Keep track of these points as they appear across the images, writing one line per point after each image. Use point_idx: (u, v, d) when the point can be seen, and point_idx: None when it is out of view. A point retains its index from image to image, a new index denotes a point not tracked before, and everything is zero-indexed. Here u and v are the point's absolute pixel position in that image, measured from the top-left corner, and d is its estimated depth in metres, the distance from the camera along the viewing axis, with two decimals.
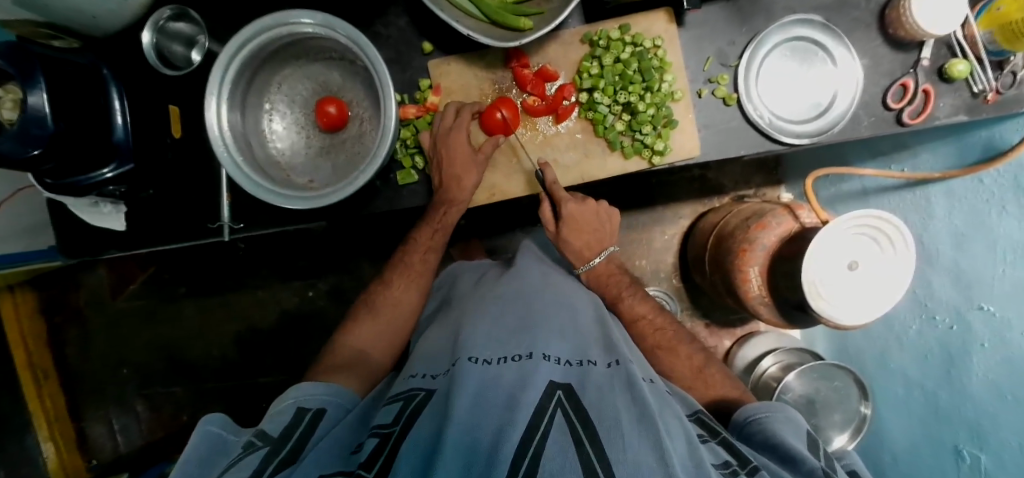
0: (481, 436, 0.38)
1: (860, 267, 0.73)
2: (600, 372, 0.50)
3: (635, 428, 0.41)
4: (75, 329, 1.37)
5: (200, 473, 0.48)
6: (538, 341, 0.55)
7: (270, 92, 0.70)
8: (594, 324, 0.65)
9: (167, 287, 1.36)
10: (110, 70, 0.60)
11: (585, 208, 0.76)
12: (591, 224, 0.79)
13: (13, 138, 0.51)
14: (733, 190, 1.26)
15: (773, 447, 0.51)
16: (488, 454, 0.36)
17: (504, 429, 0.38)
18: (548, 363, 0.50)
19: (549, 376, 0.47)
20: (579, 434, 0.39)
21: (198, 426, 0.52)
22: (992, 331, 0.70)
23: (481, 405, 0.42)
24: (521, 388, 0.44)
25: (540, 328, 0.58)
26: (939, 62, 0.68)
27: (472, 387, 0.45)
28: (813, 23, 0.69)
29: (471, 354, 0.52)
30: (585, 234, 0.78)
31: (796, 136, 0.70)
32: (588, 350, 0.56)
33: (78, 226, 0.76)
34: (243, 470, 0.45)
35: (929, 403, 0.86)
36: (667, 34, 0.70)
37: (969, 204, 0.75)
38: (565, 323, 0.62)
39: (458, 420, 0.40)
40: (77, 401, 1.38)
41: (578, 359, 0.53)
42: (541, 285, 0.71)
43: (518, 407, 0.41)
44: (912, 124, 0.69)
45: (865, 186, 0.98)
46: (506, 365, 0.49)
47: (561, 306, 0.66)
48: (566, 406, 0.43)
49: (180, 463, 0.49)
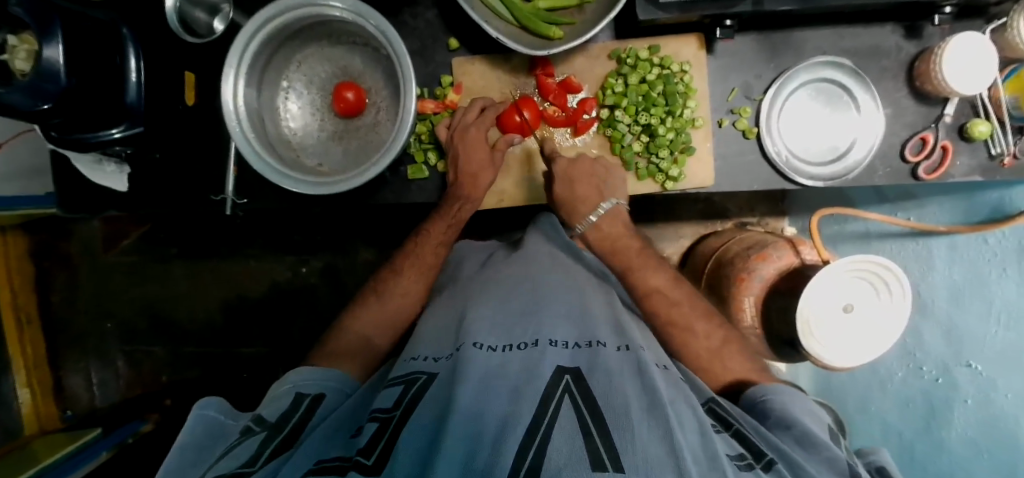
0: (486, 424, 0.38)
1: (854, 310, 0.73)
2: (608, 355, 0.49)
3: (644, 416, 0.39)
4: (63, 276, 1.36)
5: (195, 455, 0.48)
6: (542, 328, 0.54)
7: (289, 70, 0.69)
8: (605, 309, 0.63)
9: (161, 246, 1.35)
10: (129, 30, 0.57)
11: (578, 162, 0.71)
12: (589, 174, 0.72)
13: (23, 90, 0.49)
14: (737, 216, 1.26)
15: (788, 427, 0.50)
16: (493, 442, 0.36)
17: (509, 417, 0.38)
18: (555, 349, 0.50)
19: (557, 362, 0.47)
20: (587, 423, 0.38)
21: (193, 411, 0.52)
22: (980, 390, 0.72)
23: (484, 394, 0.42)
24: (526, 379, 0.44)
25: (543, 313, 0.57)
26: (962, 119, 0.68)
27: (477, 374, 0.44)
28: (842, 65, 0.68)
29: (476, 340, 0.51)
30: (580, 184, 0.71)
31: (810, 178, 0.70)
32: (596, 331, 0.55)
33: (79, 181, 0.75)
34: (239, 457, 0.44)
35: (904, 451, 0.88)
36: (696, 60, 0.70)
37: (971, 261, 0.76)
38: (573, 307, 0.60)
39: (463, 408, 0.39)
40: (57, 349, 1.36)
41: (586, 341, 0.53)
42: (551, 266, 0.70)
43: (523, 398, 0.41)
44: (927, 179, 0.68)
45: (869, 229, 0.98)
46: (512, 352, 0.49)
47: (569, 292, 0.64)
48: (573, 393, 0.42)
49: (176, 451, 0.48)
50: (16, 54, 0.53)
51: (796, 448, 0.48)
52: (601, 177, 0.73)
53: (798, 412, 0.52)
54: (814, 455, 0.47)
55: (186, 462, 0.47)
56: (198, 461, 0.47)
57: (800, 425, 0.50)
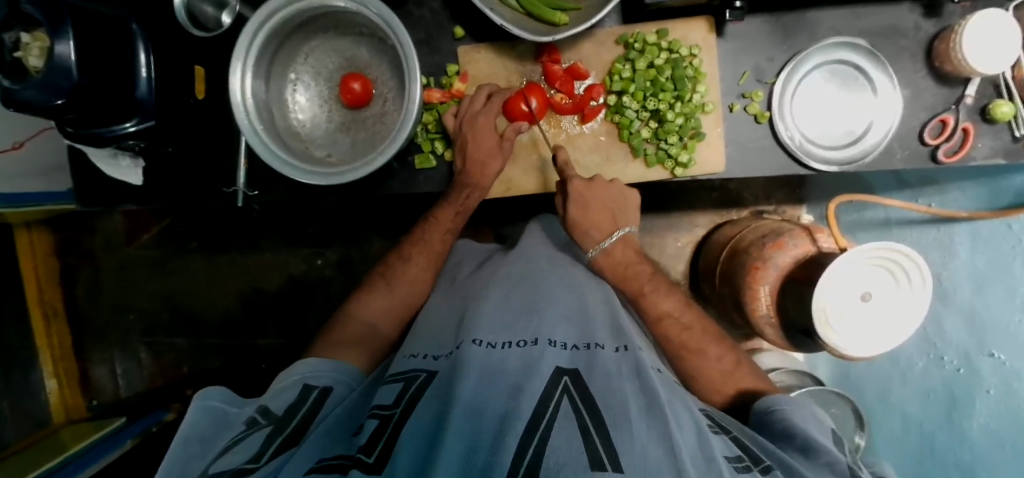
0: (485, 421, 0.39)
1: (872, 299, 0.71)
2: (606, 356, 0.50)
3: (642, 419, 0.40)
4: (87, 270, 1.40)
5: (203, 443, 0.49)
6: (543, 326, 0.54)
7: (296, 62, 0.69)
8: (602, 307, 0.63)
9: (179, 240, 1.38)
10: (139, 25, 0.59)
11: (594, 187, 0.70)
12: (605, 199, 0.71)
13: (38, 87, 0.51)
14: (753, 204, 1.24)
15: (791, 436, 0.50)
16: (493, 439, 0.36)
17: (508, 415, 0.39)
18: (554, 349, 0.50)
19: (556, 361, 0.47)
20: (586, 422, 0.38)
21: (197, 400, 0.54)
22: (1001, 379, 0.71)
23: (483, 391, 0.42)
24: (525, 377, 0.44)
25: (543, 311, 0.58)
26: (983, 101, 0.66)
27: (476, 371, 0.45)
28: (858, 46, 0.66)
29: (475, 337, 0.52)
30: (593, 210, 0.71)
31: (825, 162, 0.68)
32: (595, 333, 0.55)
33: (97, 176, 0.76)
34: (244, 451, 0.45)
35: (924, 443, 0.86)
36: (706, 43, 0.68)
37: (993, 247, 0.74)
38: (573, 308, 0.60)
39: (463, 403, 0.40)
40: (83, 342, 1.40)
41: (585, 342, 0.53)
42: (549, 265, 0.70)
43: (523, 394, 0.41)
44: (947, 162, 0.66)
45: (889, 216, 0.96)
46: (510, 350, 0.50)
47: (568, 290, 0.64)
48: (572, 393, 0.42)
49: (180, 440, 0.49)
50: (30, 52, 0.54)
51: (798, 457, 0.48)
52: (615, 206, 0.72)
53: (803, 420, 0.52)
54: (813, 462, 0.47)
55: (191, 452, 0.48)
56: (207, 448, 0.49)
57: (802, 433, 0.49)
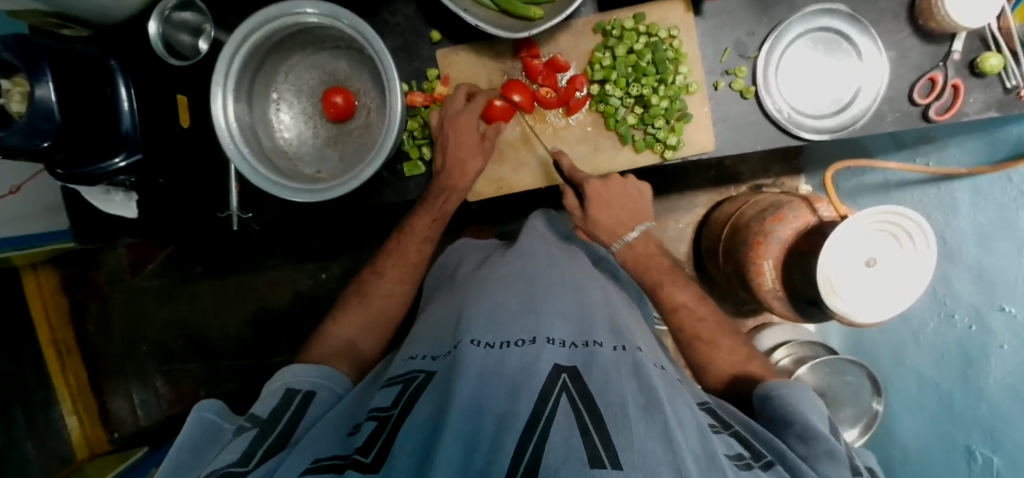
0: (485, 421, 0.38)
1: (877, 264, 0.70)
2: (605, 354, 0.50)
3: (640, 415, 0.40)
4: (96, 305, 1.41)
5: (196, 458, 0.49)
6: (541, 325, 0.54)
7: (277, 82, 0.69)
8: (602, 305, 0.63)
9: (185, 266, 1.39)
10: (117, 61, 0.59)
11: (610, 185, 0.70)
12: (621, 201, 0.72)
13: (21, 132, 0.51)
14: (751, 179, 1.24)
15: (789, 423, 0.50)
16: (491, 440, 0.36)
17: (507, 416, 0.39)
18: (551, 347, 0.49)
19: (554, 359, 0.47)
20: (585, 421, 0.38)
21: (194, 412, 0.54)
22: (1016, 332, 0.69)
23: (482, 391, 0.42)
24: (524, 377, 0.44)
25: (542, 311, 0.57)
26: (971, 55, 0.65)
27: (475, 371, 0.44)
28: (838, 12, 0.66)
29: (473, 337, 0.51)
30: (613, 208, 0.71)
31: (816, 131, 0.68)
32: (593, 329, 0.55)
33: (93, 213, 0.77)
34: (234, 454, 0.46)
35: (942, 403, 0.85)
36: (684, 23, 0.68)
37: (996, 202, 0.73)
38: (570, 304, 0.60)
39: (462, 402, 0.40)
40: (99, 378, 1.41)
41: (583, 340, 0.52)
42: (546, 262, 0.70)
43: (520, 396, 0.41)
44: (938, 120, 0.65)
45: (887, 179, 0.96)
46: (509, 350, 0.49)
47: (566, 286, 0.64)
48: (570, 390, 0.42)
49: (174, 450, 0.50)
50: (11, 97, 0.55)
51: (797, 445, 0.49)
52: (632, 201, 0.72)
53: (803, 405, 0.52)
54: (814, 450, 0.47)
55: (183, 462, 0.48)
56: (199, 461, 0.49)
57: (801, 420, 0.50)
